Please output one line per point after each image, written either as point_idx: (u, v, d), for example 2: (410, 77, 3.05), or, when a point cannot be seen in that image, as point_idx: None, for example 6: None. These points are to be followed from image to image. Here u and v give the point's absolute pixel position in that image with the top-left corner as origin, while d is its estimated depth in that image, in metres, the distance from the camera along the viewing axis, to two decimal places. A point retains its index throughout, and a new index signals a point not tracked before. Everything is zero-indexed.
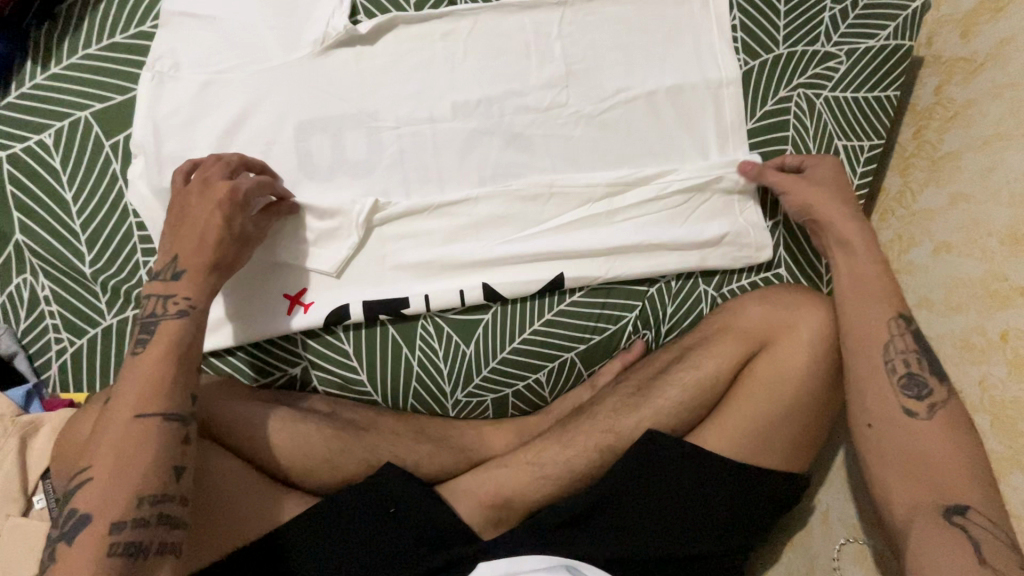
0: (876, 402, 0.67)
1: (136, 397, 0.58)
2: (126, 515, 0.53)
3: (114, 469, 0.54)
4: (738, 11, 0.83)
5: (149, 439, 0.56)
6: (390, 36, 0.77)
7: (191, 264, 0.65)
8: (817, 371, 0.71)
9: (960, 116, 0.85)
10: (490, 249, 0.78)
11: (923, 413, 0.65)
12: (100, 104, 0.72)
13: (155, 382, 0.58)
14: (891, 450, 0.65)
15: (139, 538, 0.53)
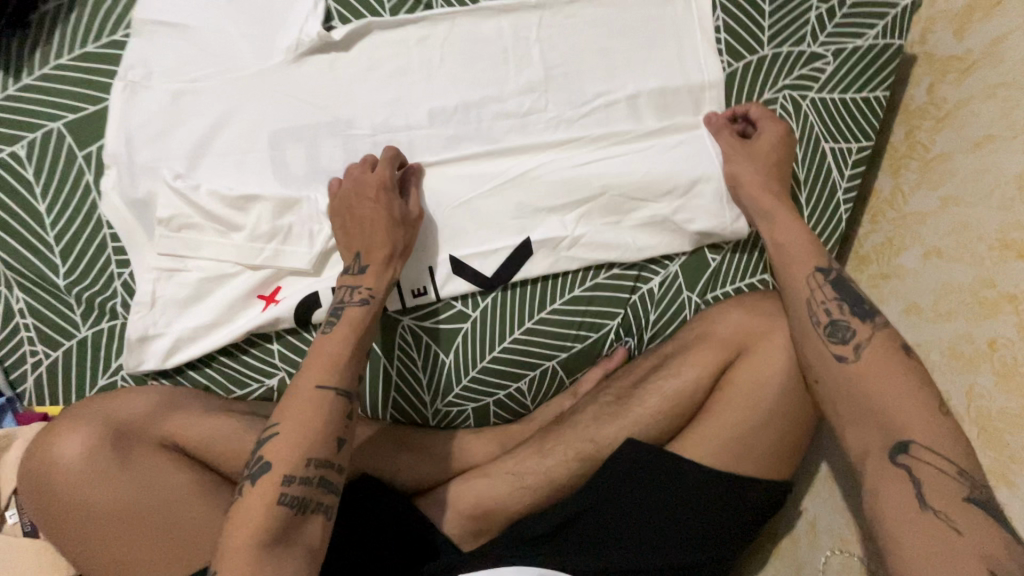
0: (816, 358, 0.65)
1: (318, 367, 0.61)
2: (294, 470, 0.56)
3: (296, 436, 0.57)
4: (722, 11, 0.81)
5: (323, 405, 0.59)
6: (366, 41, 0.76)
7: (374, 257, 0.68)
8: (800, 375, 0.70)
9: (952, 118, 0.83)
10: (480, 225, 0.77)
11: (852, 357, 0.63)
12: (73, 114, 0.71)
13: (335, 356, 0.62)
14: (836, 400, 0.63)
15: (302, 494, 0.56)
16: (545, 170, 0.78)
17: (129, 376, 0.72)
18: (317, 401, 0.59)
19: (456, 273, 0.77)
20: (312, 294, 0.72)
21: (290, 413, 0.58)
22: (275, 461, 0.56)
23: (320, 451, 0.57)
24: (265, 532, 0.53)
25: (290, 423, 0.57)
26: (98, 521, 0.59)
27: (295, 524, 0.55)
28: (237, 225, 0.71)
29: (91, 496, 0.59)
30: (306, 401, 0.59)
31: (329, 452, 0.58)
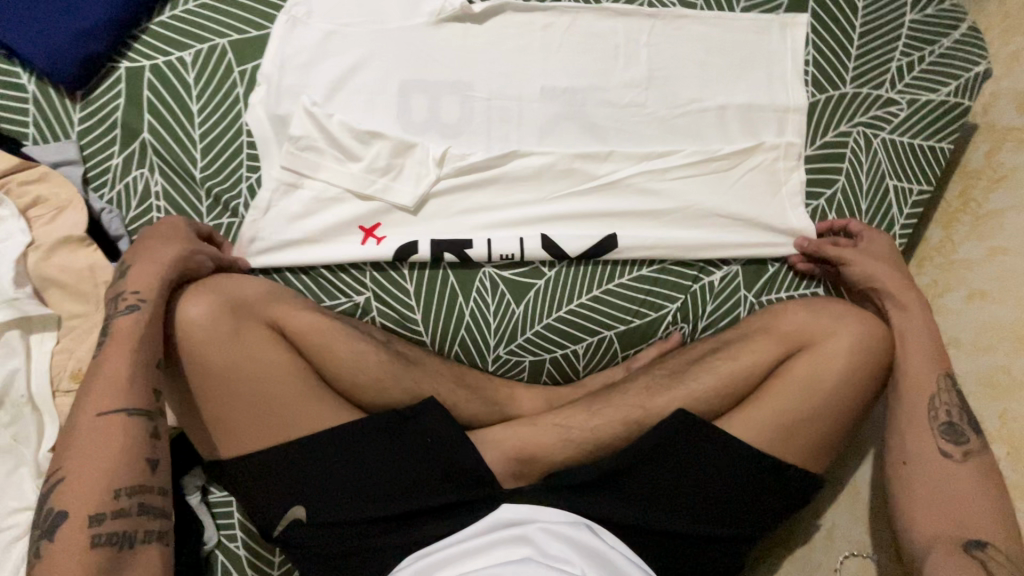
0: (919, 450, 0.73)
1: (107, 393, 0.59)
2: (104, 508, 0.55)
3: (106, 468, 0.56)
4: (813, 48, 0.90)
5: (116, 431, 0.58)
6: (498, 19, 0.85)
7: (152, 267, 0.67)
8: (855, 376, 0.74)
9: (1007, 178, 0.90)
10: (566, 192, 0.85)
11: (957, 456, 0.71)
12: (239, 35, 0.81)
13: (121, 373, 0.61)
14: (922, 485, 0.71)
15: (121, 528, 0.55)
16: (635, 158, 0.85)
17: None
18: (105, 428, 0.58)
19: (543, 248, 0.84)
20: (414, 242, 0.81)
21: (87, 450, 0.57)
22: (86, 489, 0.55)
23: (127, 481, 0.57)
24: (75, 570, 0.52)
25: (81, 448, 0.57)
26: (119, 342, 0.62)
27: (121, 556, 0.55)
28: (361, 155, 0.80)
29: (125, 327, 0.62)
30: (90, 431, 0.57)
31: (142, 479, 0.58)
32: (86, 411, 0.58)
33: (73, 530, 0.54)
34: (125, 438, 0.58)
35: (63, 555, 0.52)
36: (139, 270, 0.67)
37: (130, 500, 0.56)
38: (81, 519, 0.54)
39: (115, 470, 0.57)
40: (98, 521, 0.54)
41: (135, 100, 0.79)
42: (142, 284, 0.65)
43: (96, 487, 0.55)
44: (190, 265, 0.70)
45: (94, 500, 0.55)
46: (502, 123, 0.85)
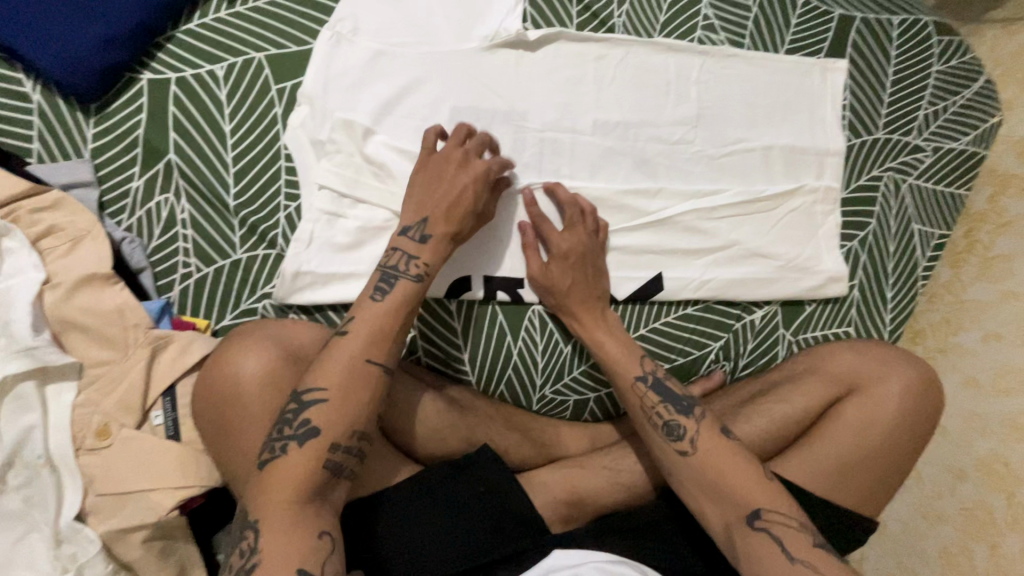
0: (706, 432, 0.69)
1: (368, 339, 0.62)
2: (342, 439, 0.58)
3: (344, 409, 0.59)
4: (849, 94, 0.92)
5: (371, 382, 0.61)
6: (551, 47, 0.82)
7: (437, 230, 0.70)
8: (908, 418, 0.75)
9: (1013, 224, 0.94)
10: (616, 230, 0.83)
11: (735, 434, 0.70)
12: (277, 50, 0.75)
13: (384, 332, 0.63)
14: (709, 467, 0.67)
15: (341, 460, 0.58)
16: (685, 196, 0.85)
17: (270, 306, 0.73)
18: (367, 376, 0.61)
19: None
20: (466, 276, 0.79)
21: (339, 378, 0.60)
22: (326, 429, 0.58)
23: (363, 422, 0.60)
24: (304, 489, 0.56)
25: (339, 390, 0.59)
26: (390, 301, 0.65)
27: (331, 483, 0.58)
28: (388, 169, 0.75)
29: (402, 294, 0.66)
30: (356, 369, 0.60)
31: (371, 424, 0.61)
32: (350, 353, 0.61)
33: (312, 448, 0.57)
34: (376, 389, 0.61)
35: (290, 470, 0.56)
36: (432, 246, 0.69)
37: (357, 442, 0.59)
38: (324, 442, 0.58)
39: (359, 410, 0.60)
40: (335, 447, 0.58)
41: (159, 117, 0.71)
42: (432, 255, 0.69)
43: (341, 420, 0.59)
44: (456, 236, 0.72)
45: (340, 429, 0.58)
46: (553, 156, 0.82)
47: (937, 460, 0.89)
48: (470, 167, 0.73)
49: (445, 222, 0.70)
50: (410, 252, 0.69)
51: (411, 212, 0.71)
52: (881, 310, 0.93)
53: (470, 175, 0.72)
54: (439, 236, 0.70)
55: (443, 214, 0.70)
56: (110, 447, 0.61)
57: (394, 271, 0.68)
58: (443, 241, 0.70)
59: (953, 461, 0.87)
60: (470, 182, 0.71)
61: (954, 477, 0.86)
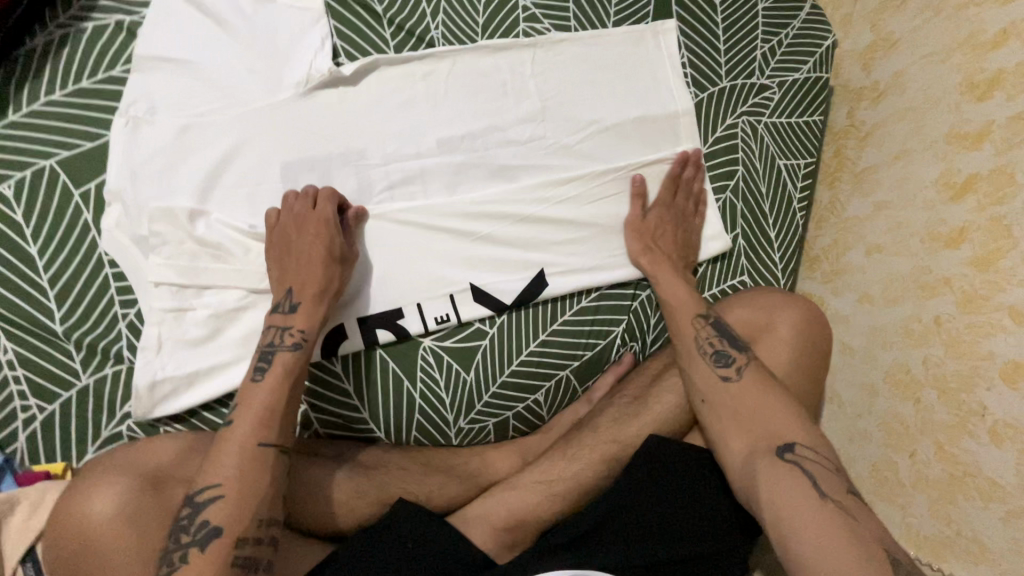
0: (704, 384, 0.75)
1: (255, 420, 0.61)
2: (247, 532, 0.56)
3: (243, 496, 0.57)
4: (686, 51, 0.93)
5: (265, 465, 0.59)
6: (372, 77, 0.79)
7: (304, 294, 0.67)
8: (799, 360, 0.79)
9: (871, 135, 0.99)
10: (489, 247, 0.81)
11: (734, 378, 0.74)
12: (67, 152, 0.68)
13: (269, 408, 0.62)
14: (725, 415, 0.72)
15: (252, 554, 0.57)
16: (549, 193, 0.83)
17: (135, 425, 0.67)
18: (259, 461, 0.59)
19: (475, 300, 0.80)
20: (340, 325, 0.76)
21: (229, 470, 0.58)
22: (229, 526, 0.56)
23: (265, 510, 0.58)
24: None
25: (233, 480, 0.57)
26: (275, 375, 0.64)
27: None
28: (227, 249, 0.70)
29: (282, 362, 0.64)
30: (247, 455, 0.59)
31: (274, 509, 0.59)
32: (237, 440, 0.60)
33: (215, 552, 0.55)
34: (271, 472, 0.60)
35: None
36: (301, 313, 0.66)
37: (266, 530, 0.58)
38: (228, 540, 0.56)
39: (261, 495, 0.58)
40: (242, 543, 0.56)
41: None
42: (308, 320, 0.67)
43: (242, 508, 0.57)
44: (322, 292, 0.68)
45: (245, 521, 0.57)
46: (404, 187, 0.79)
47: (851, 379, 0.92)
48: (308, 221, 0.69)
49: (310, 284, 0.67)
50: (283, 324, 0.66)
51: (277, 286, 0.68)
52: (770, 250, 0.94)
53: (313, 228, 0.69)
54: (308, 299, 0.67)
55: (307, 277, 0.67)
56: None
57: (273, 348, 0.65)
58: (314, 302, 0.67)
59: (866, 378, 0.90)
60: (313, 237, 0.68)
61: (868, 395, 0.89)
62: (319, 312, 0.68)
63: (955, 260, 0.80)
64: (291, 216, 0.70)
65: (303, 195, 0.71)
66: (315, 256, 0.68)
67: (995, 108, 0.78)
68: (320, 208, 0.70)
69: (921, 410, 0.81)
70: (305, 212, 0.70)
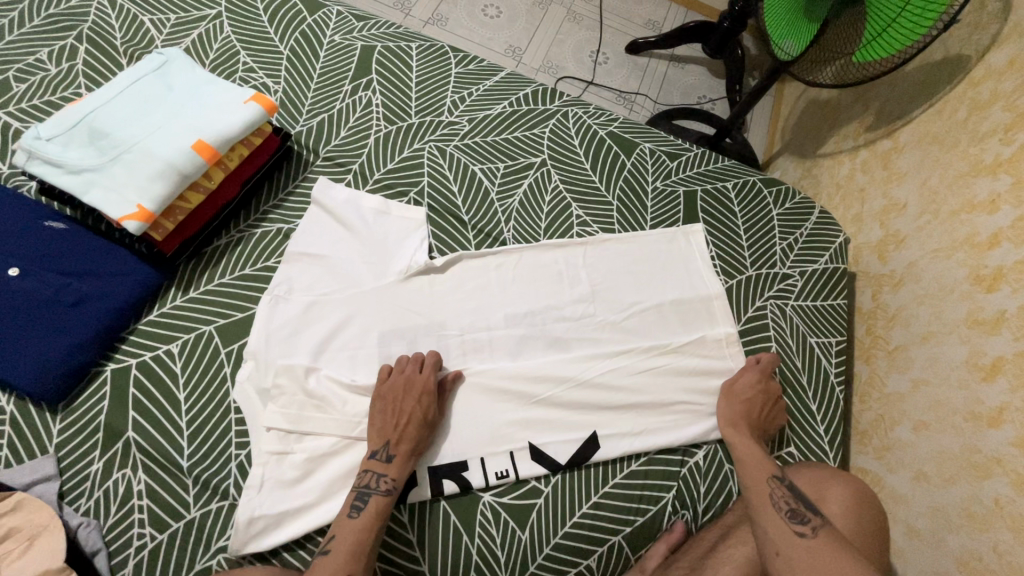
0: (777, 535, 0.76)
1: (345, 557, 0.71)
2: None
3: None
4: (713, 247, 1.11)
5: None
6: (457, 266, 0.99)
7: (400, 449, 0.80)
8: (840, 519, 0.80)
9: (897, 317, 1.08)
10: (546, 408, 0.91)
11: (810, 534, 0.74)
12: (224, 319, 0.89)
13: (357, 546, 0.72)
14: (795, 568, 0.70)
15: None
16: (600, 363, 0.95)
17: (224, 560, 0.75)
18: None
19: (535, 459, 0.87)
20: (412, 476, 0.84)
21: None
22: None
23: None
24: None
25: None
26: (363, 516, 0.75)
27: None
28: (329, 401, 0.84)
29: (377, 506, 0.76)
30: None
31: None
32: (330, 572, 0.69)
33: None
34: None
35: None
36: (394, 463, 0.79)
37: None
38: None
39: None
40: None
41: (119, 400, 0.81)
42: (399, 471, 0.79)
43: None
44: (413, 448, 0.81)
45: None
46: (475, 353, 0.94)
47: (922, 566, 0.88)
48: (414, 384, 0.84)
49: (405, 441, 0.80)
50: (378, 471, 0.79)
51: (376, 435, 0.81)
52: (814, 422, 0.99)
53: (415, 393, 0.83)
54: (401, 452, 0.80)
55: (405, 434, 0.81)
56: None
57: (367, 490, 0.77)
58: (408, 455, 0.80)
59: (937, 566, 0.86)
60: (416, 403, 0.82)
61: None
62: (407, 463, 0.80)
63: (1000, 439, 0.82)
64: (401, 380, 0.85)
65: (413, 361, 0.87)
66: (414, 419, 0.81)
67: (1003, 299, 0.87)
68: (427, 376, 0.85)
69: None
70: (414, 377, 0.85)
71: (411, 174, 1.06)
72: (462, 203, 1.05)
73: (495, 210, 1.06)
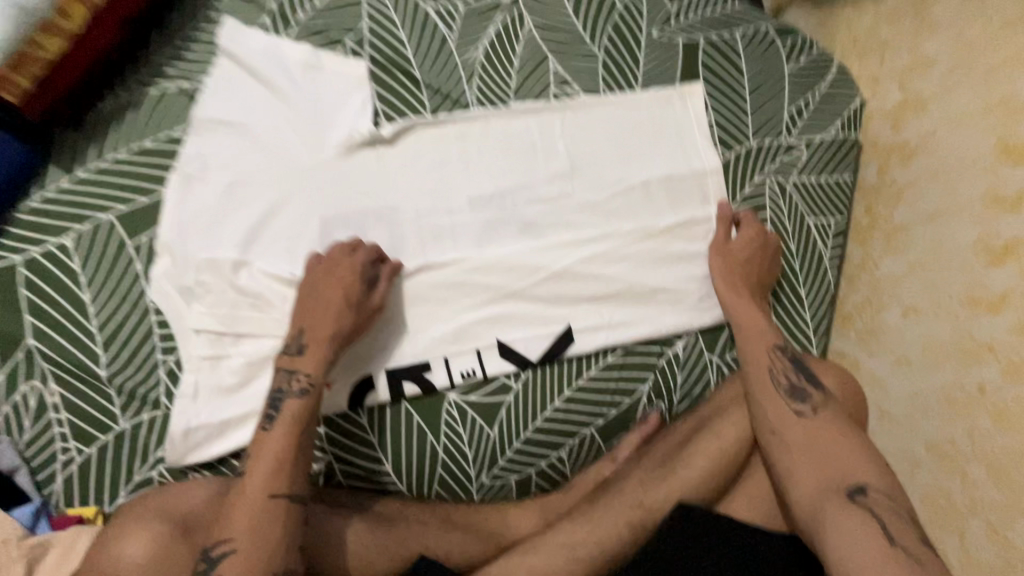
0: (775, 414, 0.76)
1: (266, 472, 0.62)
2: None
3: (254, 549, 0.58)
4: (713, 112, 0.94)
5: (279, 515, 0.61)
6: (409, 138, 0.83)
7: (315, 338, 0.70)
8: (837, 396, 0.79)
9: (905, 193, 0.95)
10: (513, 300, 0.82)
11: (809, 413, 0.74)
12: (126, 206, 0.73)
13: (279, 458, 0.63)
14: (792, 448, 0.73)
15: None
16: (575, 253, 0.84)
17: (166, 471, 0.69)
18: (273, 511, 0.61)
19: (503, 354, 0.80)
20: (369, 375, 0.77)
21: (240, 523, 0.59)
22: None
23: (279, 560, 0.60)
24: None
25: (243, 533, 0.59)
26: (284, 424, 0.65)
27: None
28: (264, 300, 0.73)
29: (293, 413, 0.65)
30: (260, 509, 0.60)
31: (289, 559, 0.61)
32: (254, 490, 0.61)
33: None
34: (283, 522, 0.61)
35: None
36: (308, 356, 0.69)
37: None
38: None
39: (270, 553, 0.59)
40: None
41: (10, 305, 0.69)
42: (314, 365, 0.69)
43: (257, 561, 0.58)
44: (333, 337, 0.70)
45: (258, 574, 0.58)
46: (435, 242, 0.81)
47: (892, 446, 0.89)
48: (339, 267, 0.72)
49: (324, 330, 0.70)
50: (290, 366, 0.68)
51: (291, 325, 0.71)
52: (801, 309, 0.93)
53: (337, 274, 0.72)
54: (318, 344, 0.70)
55: (322, 321, 0.70)
56: None
57: (281, 393, 0.67)
58: (324, 346, 0.70)
59: (907, 448, 0.87)
60: (336, 285, 0.71)
61: (911, 464, 0.86)
62: (327, 357, 0.70)
63: (997, 326, 0.77)
64: (321, 262, 0.73)
65: (345, 246, 0.74)
66: (333, 304, 0.71)
67: None
68: (353, 258, 0.73)
69: (969, 487, 0.78)
70: (339, 260, 0.73)
71: (343, 14, 0.83)
72: (412, 53, 0.84)
73: (454, 64, 0.85)
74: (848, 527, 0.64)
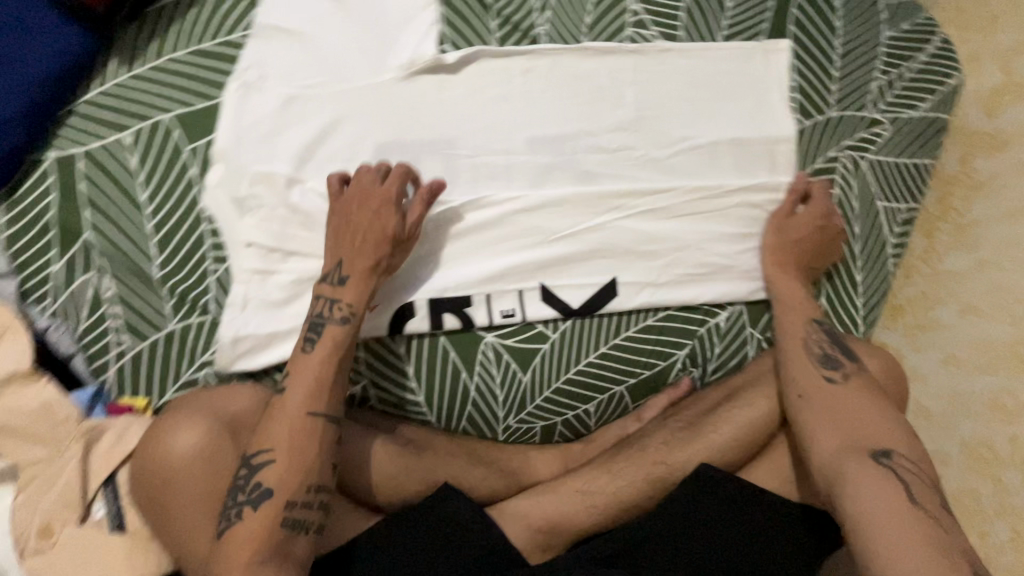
0: (806, 379, 0.74)
1: (306, 391, 0.63)
2: (295, 498, 0.60)
3: (293, 460, 0.61)
4: (796, 73, 0.88)
5: (316, 433, 0.62)
6: (472, 67, 0.79)
7: (355, 270, 0.68)
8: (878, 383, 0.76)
9: (985, 187, 0.89)
10: (559, 249, 0.80)
11: (840, 381, 0.73)
12: (184, 108, 0.72)
13: (320, 379, 0.64)
14: (816, 413, 0.71)
15: (301, 516, 0.60)
16: (629, 208, 0.81)
17: (211, 375, 0.71)
18: (312, 429, 0.62)
19: (545, 300, 0.80)
20: (410, 304, 0.77)
21: (277, 435, 0.61)
22: (280, 488, 0.59)
23: (317, 476, 0.62)
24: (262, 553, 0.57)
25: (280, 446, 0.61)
26: (325, 348, 0.66)
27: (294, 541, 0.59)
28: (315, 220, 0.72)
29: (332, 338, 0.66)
30: (298, 425, 0.62)
31: (324, 476, 0.62)
32: (293, 406, 0.63)
33: (268, 510, 0.58)
34: (320, 441, 0.63)
35: (242, 537, 0.57)
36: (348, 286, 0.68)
37: (315, 496, 0.61)
38: (280, 501, 0.59)
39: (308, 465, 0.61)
40: (291, 505, 0.59)
41: (70, 196, 0.69)
42: (355, 296, 0.68)
43: (292, 473, 0.60)
44: (373, 270, 0.69)
45: (294, 485, 0.60)
46: (489, 180, 0.79)
47: (923, 442, 0.88)
48: (372, 196, 0.69)
49: (361, 261, 0.68)
50: (332, 295, 0.68)
51: (330, 256, 0.69)
52: (853, 294, 0.90)
53: (372, 205, 0.69)
54: (358, 275, 0.68)
55: (359, 253, 0.68)
56: (55, 546, 0.63)
57: (321, 318, 0.67)
58: (365, 278, 0.68)
59: (940, 446, 0.86)
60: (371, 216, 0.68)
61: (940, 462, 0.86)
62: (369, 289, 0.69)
63: None
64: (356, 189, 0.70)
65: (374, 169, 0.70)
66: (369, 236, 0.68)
67: None
68: (386, 186, 0.70)
69: (1001, 490, 0.78)
70: (370, 188, 0.70)
71: None
72: None
73: None
74: (870, 487, 0.61)
